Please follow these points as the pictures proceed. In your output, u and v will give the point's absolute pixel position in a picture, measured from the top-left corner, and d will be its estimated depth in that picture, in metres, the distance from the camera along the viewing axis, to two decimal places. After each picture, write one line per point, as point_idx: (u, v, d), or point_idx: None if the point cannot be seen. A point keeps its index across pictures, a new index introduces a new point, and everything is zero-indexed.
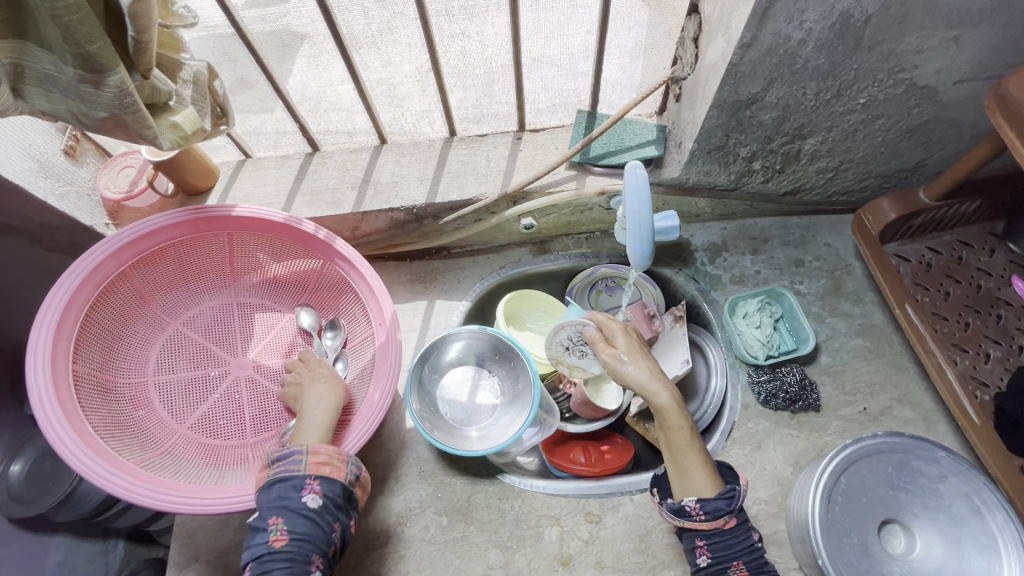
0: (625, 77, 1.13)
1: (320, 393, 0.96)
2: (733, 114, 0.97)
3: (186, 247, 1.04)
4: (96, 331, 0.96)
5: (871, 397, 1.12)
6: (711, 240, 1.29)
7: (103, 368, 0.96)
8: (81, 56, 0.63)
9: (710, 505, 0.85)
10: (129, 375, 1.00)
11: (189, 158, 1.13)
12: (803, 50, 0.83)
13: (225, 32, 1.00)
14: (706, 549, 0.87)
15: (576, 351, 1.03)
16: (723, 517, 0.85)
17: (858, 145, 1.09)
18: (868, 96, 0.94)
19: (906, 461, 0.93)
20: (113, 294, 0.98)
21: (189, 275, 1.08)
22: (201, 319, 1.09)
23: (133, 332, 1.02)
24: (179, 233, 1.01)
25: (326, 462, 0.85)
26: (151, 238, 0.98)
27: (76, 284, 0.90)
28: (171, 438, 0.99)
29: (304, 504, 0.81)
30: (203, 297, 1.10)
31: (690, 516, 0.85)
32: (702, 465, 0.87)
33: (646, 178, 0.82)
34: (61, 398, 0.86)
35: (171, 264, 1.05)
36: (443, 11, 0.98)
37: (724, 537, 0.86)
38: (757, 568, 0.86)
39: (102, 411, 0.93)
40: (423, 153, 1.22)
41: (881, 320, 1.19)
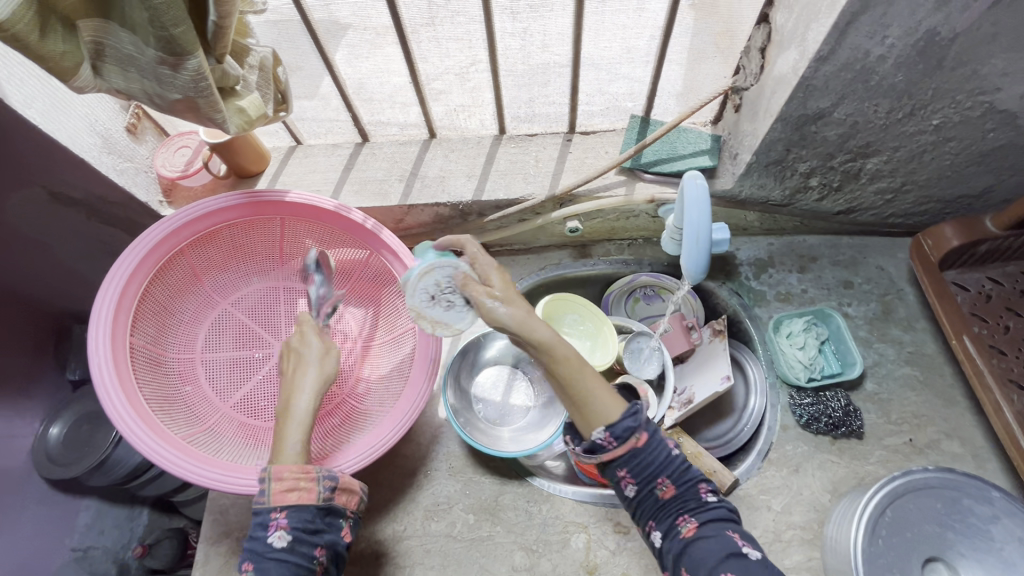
0: (684, 84, 1.11)
1: (307, 386, 0.88)
2: (797, 128, 0.94)
3: (241, 230, 1.06)
4: (153, 306, 0.99)
5: (917, 429, 1.08)
6: (758, 254, 1.26)
7: (155, 342, 0.99)
8: (164, 38, 0.65)
9: (619, 429, 0.78)
10: (180, 351, 1.03)
11: (244, 141, 1.15)
12: (881, 66, 0.80)
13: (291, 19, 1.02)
14: (630, 478, 0.80)
15: (441, 301, 0.92)
16: (637, 435, 0.79)
17: (923, 168, 1.05)
18: (942, 118, 0.91)
19: (956, 498, 0.89)
20: (170, 272, 1.00)
21: (240, 257, 1.10)
22: (249, 300, 1.11)
23: (185, 309, 1.05)
24: (235, 216, 1.03)
25: (290, 489, 0.79)
26: (208, 219, 1.00)
27: (138, 259, 0.93)
28: (214, 415, 1.01)
29: (271, 545, 0.76)
30: (252, 279, 1.12)
31: (605, 449, 0.79)
32: (603, 391, 0.80)
33: (706, 189, 0.82)
34: (119, 370, 0.89)
35: (225, 246, 1.07)
36: (507, 9, 0.98)
37: (640, 458, 0.80)
38: (681, 479, 0.81)
39: (153, 383, 0.96)
40: (471, 150, 1.22)
41: (932, 349, 1.15)
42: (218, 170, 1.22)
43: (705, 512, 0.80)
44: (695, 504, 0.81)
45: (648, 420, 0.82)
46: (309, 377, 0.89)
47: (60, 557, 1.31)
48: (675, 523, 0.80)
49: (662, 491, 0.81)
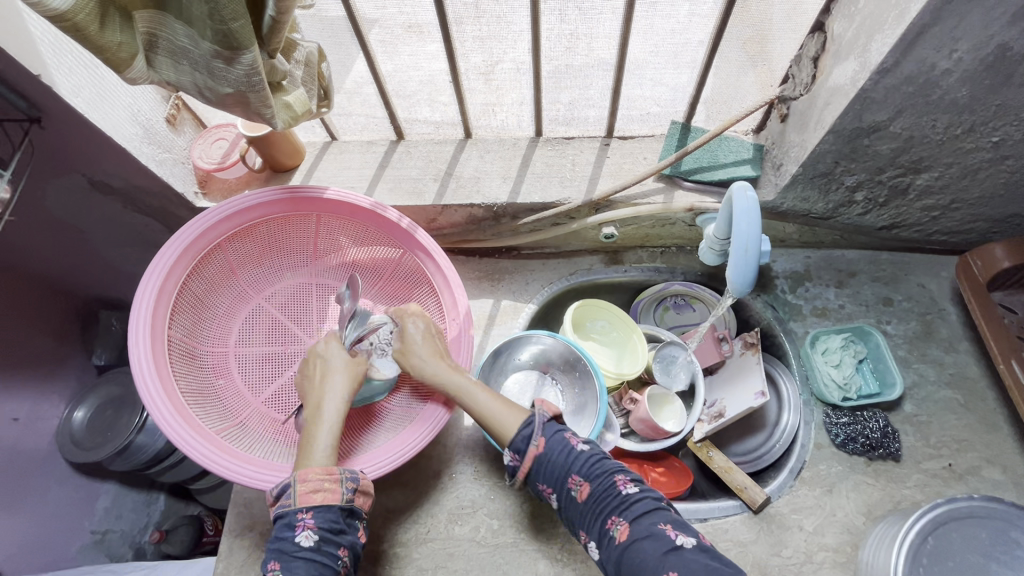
0: (729, 91, 1.09)
1: (336, 386, 0.89)
2: (849, 141, 0.91)
3: (277, 225, 1.06)
4: (190, 299, 0.99)
5: (957, 453, 1.05)
6: (794, 267, 1.23)
7: (190, 334, 0.99)
8: (222, 32, 0.64)
9: (516, 444, 0.84)
10: (213, 344, 1.04)
11: (281, 135, 1.14)
12: (946, 80, 0.77)
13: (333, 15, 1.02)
14: (550, 489, 0.83)
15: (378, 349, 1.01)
16: (534, 442, 0.83)
17: (976, 185, 1.01)
18: (1002, 135, 0.88)
19: (1003, 529, 0.86)
20: (207, 265, 1.01)
21: (275, 252, 1.10)
22: (282, 295, 1.11)
23: (220, 303, 1.05)
24: (272, 211, 1.03)
25: (315, 489, 0.76)
26: (246, 214, 1.01)
27: (178, 252, 0.94)
28: (245, 410, 1.01)
29: (297, 544, 0.73)
30: (285, 274, 1.12)
31: (517, 466, 0.85)
32: (505, 411, 0.88)
33: (755, 202, 0.80)
34: (157, 362, 0.89)
35: (261, 241, 1.07)
36: (556, 10, 0.97)
37: (547, 464, 0.83)
38: (595, 473, 0.80)
39: (188, 376, 0.97)
40: (508, 151, 1.21)
41: (975, 372, 1.11)
42: (253, 162, 1.22)
43: (626, 505, 0.76)
44: (613, 499, 0.77)
45: (547, 426, 0.86)
46: (337, 380, 0.90)
47: (80, 540, 1.32)
48: (606, 525, 0.76)
49: (579, 493, 0.79)
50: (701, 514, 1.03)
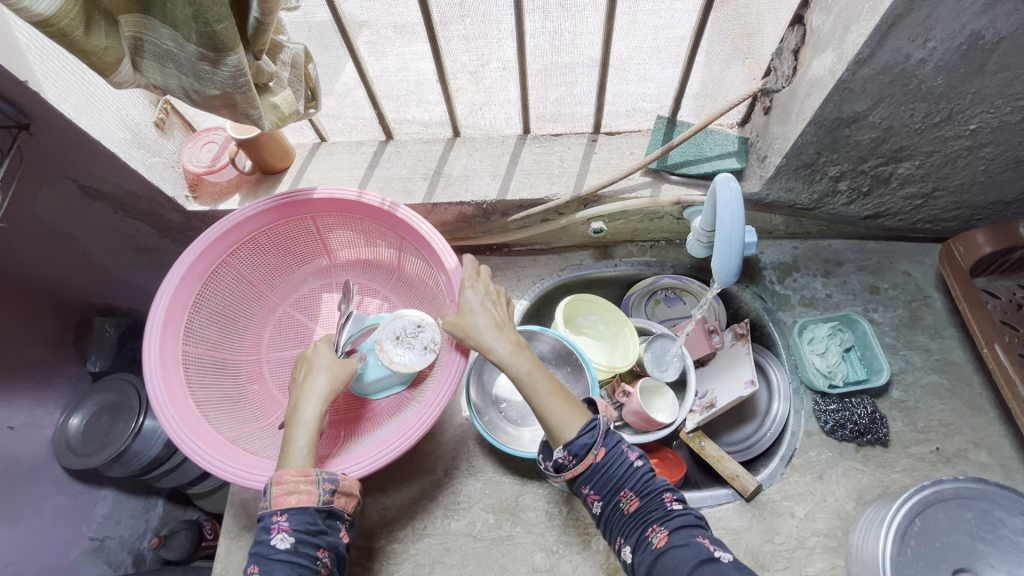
0: (713, 85, 1.10)
1: (320, 386, 0.88)
2: (830, 132, 0.93)
3: (279, 232, 1.08)
4: (210, 314, 1.03)
5: (944, 437, 1.07)
6: (782, 259, 1.25)
7: (217, 347, 1.04)
8: (206, 35, 0.65)
9: (576, 446, 0.81)
10: (244, 352, 1.08)
11: (270, 137, 1.15)
12: (921, 70, 0.79)
13: (322, 18, 1.05)
14: (595, 494, 0.81)
15: (405, 341, 1.01)
16: (592, 451, 0.80)
17: (956, 173, 1.03)
18: (979, 123, 0.89)
19: (988, 510, 0.88)
20: (221, 280, 1.04)
21: (290, 259, 1.12)
22: (303, 297, 1.15)
23: (244, 313, 1.09)
24: (268, 219, 1.04)
25: (291, 492, 0.76)
26: (243, 228, 1.02)
27: (186, 268, 0.97)
28: (278, 411, 1.05)
29: (274, 546, 0.74)
30: (304, 276, 1.16)
31: (567, 467, 0.81)
32: (566, 402, 0.85)
33: (739, 193, 0.81)
34: (170, 375, 0.93)
35: (270, 249, 1.09)
36: (539, 9, 0.98)
37: (599, 471, 0.81)
38: (645, 488, 0.79)
39: (221, 386, 1.02)
40: (496, 149, 1.21)
41: (960, 357, 1.13)
42: (244, 165, 1.22)
43: (674, 521, 0.76)
44: (661, 514, 0.77)
45: (608, 435, 0.83)
46: (321, 380, 0.89)
47: (79, 546, 1.32)
48: (645, 535, 0.77)
49: (627, 504, 0.79)
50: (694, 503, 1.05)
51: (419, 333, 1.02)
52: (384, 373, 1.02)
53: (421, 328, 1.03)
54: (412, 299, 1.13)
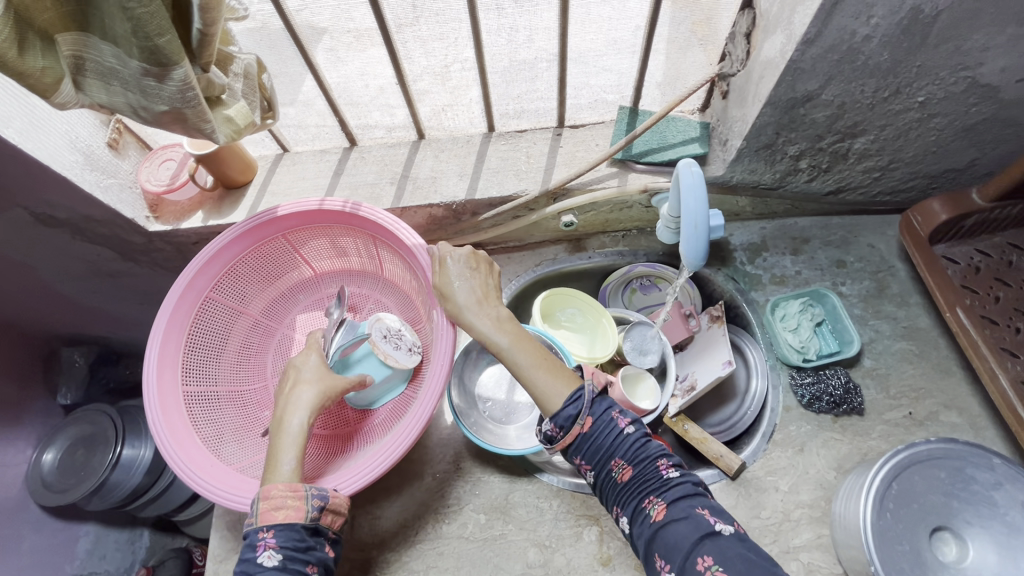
0: (671, 73, 1.11)
1: (305, 396, 0.85)
2: (786, 112, 0.95)
3: (257, 256, 1.04)
4: (203, 350, 1.00)
5: (916, 401, 1.10)
6: (751, 239, 1.27)
7: (220, 381, 1.01)
8: (148, 49, 0.63)
9: (559, 417, 0.82)
10: (252, 380, 1.06)
11: (228, 150, 1.13)
12: (867, 46, 0.81)
13: (273, 26, 1.00)
14: (587, 464, 0.83)
15: (393, 341, 0.96)
16: (578, 421, 0.81)
17: (910, 145, 1.06)
18: (926, 95, 0.92)
19: (960, 468, 0.91)
20: (208, 315, 1.01)
21: (275, 279, 1.09)
22: (299, 315, 1.13)
23: (240, 342, 1.06)
24: (241, 246, 1.01)
25: (279, 507, 0.74)
26: (217, 260, 0.99)
27: (172, 307, 0.95)
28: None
29: (261, 565, 0.71)
30: (294, 294, 1.13)
31: (556, 439, 0.83)
32: (549, 374, 0.85)
33: (701, 177, 0.82)
34: (171, 417, 0.90)
35: (253, 274, 1.06)
36: (493, 7, 0.98)
37: (589, 442, 0.82)
38: (638, 457, 0.80)
39: (234, 419, 1.00)
40: (462, 149, 1.21)
41: (926, 323, 1.17)
42: (205, 181, 1.20)
43: (671, 492, 0.78)
44: (657, 484, 0.78)
45: (594, 404, 0.83)
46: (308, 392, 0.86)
47: None
48: (642, 507, 0.78)
49: (620, 473, 0.80)
50: None
51: (404, 333, 0.98)
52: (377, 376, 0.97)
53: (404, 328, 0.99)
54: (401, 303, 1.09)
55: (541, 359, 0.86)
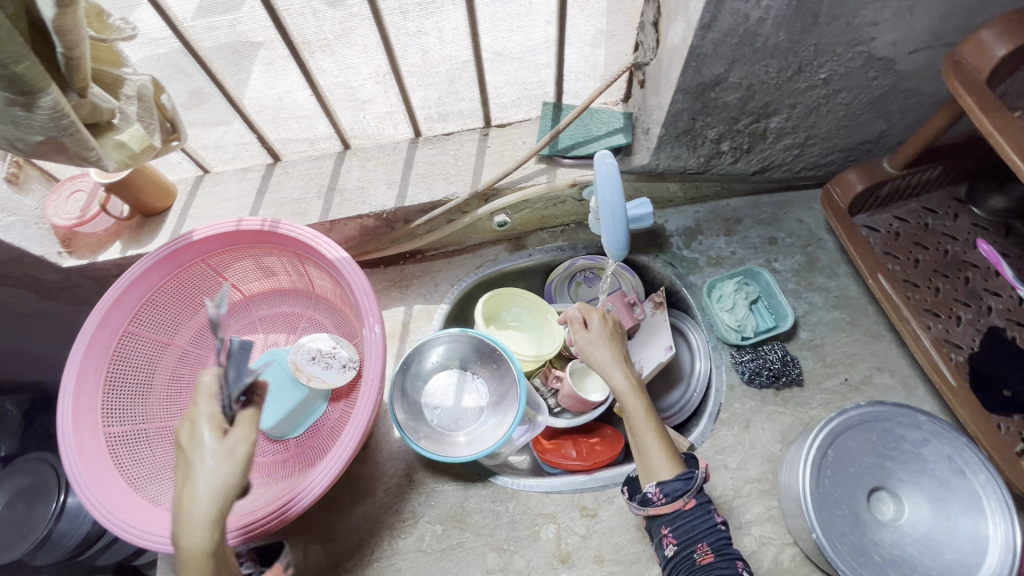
0: (589, 65, 1.11)
1: (215, 467, 0.64)
2: (698, 97, 0.96)
3: (178, 285, 1.00)
4: (126, 387, 0.95)
5: (850, 367, 1.14)
6: (686, 224, 1.29)
7: (148, 417, 0.97)
8: (7, 78, 0.60)
9: (669, 486, 0.86)
10: (183, 414, 1.01)
11: (140, 177, 1.08)
12: (762, 28, 0.83)
13: (173, 45, 0.94)
14: (672, 537, 0.85)
15: (321, 361, 0.97)
16: (683, 498, 0.85)
17: (822, 120, 1.09)
18: (828, 71, 0.95)
19: (890, 429, 0.94)
20: (129, 350, 0.96)
21: (202, 307, 1.05)
22: (231, 340, 1.08)
23: (168, 374, 1.02)
24: (158, 276, 0.97)
25: (240, 575, 0.74)
26: (133, 292, 0.95)
27: (84, 347, 0.90)
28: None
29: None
30: (224, 319, 1.08)
31: (652, 503, 0.87)
32: (663, 446, 0.91)
33: (616, 167, 0.82)
34: (89, 461, 0.86)
35: (177, 303, 1.01)
36: (398, 9, 0.94)
37: (685, 520, 0.85)
38: (722, 548, 0.84)
39: (166, 455, 0.95)
40: (388, 156, 1.19)
41: (856, 291, 1.20)
42: (120, 211, 1.14)
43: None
44: (730, 573, 0.82)
45: (700, 492, 0.87)
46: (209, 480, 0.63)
47: None
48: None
49: (701, 557, 0.83)
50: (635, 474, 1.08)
51: (336, 352, 0.99)
52: (301, 395, 0.97)
53: (337, 348, 0.99)
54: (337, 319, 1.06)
55: (659, 429, 0.93)
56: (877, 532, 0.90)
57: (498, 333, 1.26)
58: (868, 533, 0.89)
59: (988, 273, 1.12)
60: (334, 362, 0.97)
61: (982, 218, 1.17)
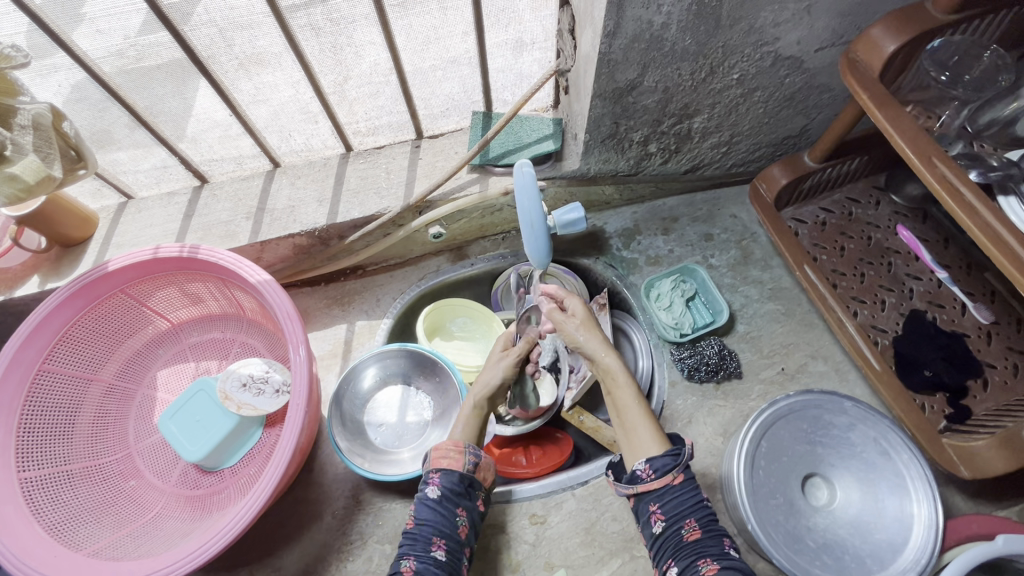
0: (515, 74, 1.12)
1: (499, 371, 1.02)
2: (617, 101, 0.98)
3: (97, 319, 0.97)
4: (44, 429, 0.91)
5: (787, 356, 1.15)
6: (624, 225, 1.30)
7: (70, 458, 0.93)
8: None
9: (658, 461, 0.84)
10: (110, 452, 0.97)
11: (55, 207, 1.04)
12: (667, 33, 0.85)
13: (80, 76, 0.90)
14: (660, 513, 0.83)
15: (253, 388, 0.96)
16: (673, 473, 0.83)
17: (743, 118, 1.12)
18: (741, 71, 0.98)
19: (819, 416, 0.97)
20: (47, 389, 0.92)
21: (126, 339, 1.02)
22: (160, 371, 1.05)
23: (92, 411, 0.98)
24: (73, 311, 0.93)
25: (443, 455, 0.89)
26: (47, 328, 0.91)
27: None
28: (160, 499, 0.95)
29: (426, 495, 0.86)
30: (152, 349, 1.05)
31: (641, 480, 0.85)
32: (650, 422, 0.89)
33: (533, 176, 0.80)
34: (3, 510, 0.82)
35: (97, 338, 0.98)
36: (308, 26, 0.91)
37: (673, 496, 0.83)
38: (709, 525, 0.82)
39: (90, 496, 0.91)
40: (319, 173, 1.18)
41: (789, 282, 1.22)
42: (37, 243, 1.10)
43: (728, 561, 0.78)
44: (718, 552, 0.79)
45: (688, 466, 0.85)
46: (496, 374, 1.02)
47: None
48: (696, 562, 0.78)
49: (689, 533, 0.81)
50: (583, 477, 1.07)
51: (268, 377, 0.98)
52: (230, 425, 0.95)
53: (269, 372, 0.98)
54: (269, 340, 1.05)
55: (645, 405, 0.91)
56: (812, 518, 0.92)
57: (444, 345, 1.26)
58: (802, 520, 0.91)
59: (908, 258, 1.17)
60: (267, 388, 0.96)
61: (901, 206, 1.23)
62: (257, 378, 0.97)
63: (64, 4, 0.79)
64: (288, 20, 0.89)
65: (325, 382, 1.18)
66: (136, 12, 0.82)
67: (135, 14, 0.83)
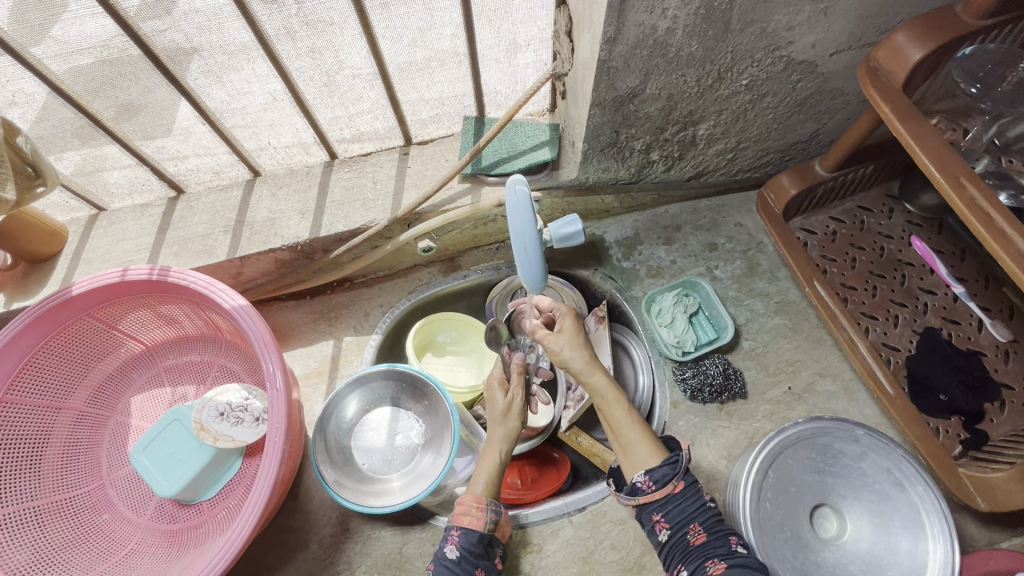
0: (508, 76, 1.04)
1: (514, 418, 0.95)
2: (617, 110, 0.92)
3: (64, 345, 0.92)
4: (8, 464, 0.86)
5: (794, 375, 1.08)
6: (624, 234, 1.23)
7: (39, 493, 0.89)
8: None
9: (657, 472, 0.80)
10: (81, 483, 0.94)
11: (19, 223, 0.98)
12: (673, 38, 0.80)
13: (44, 97, 0.84)
14: (665, 522, 0.79)
15: (232, 417, 0.94)
16: (673, 482, 0.79)
17: (752, 124, 1.05)
18: (750, 77, 0.92)
19: (828, 443, 0.92)
20: (12, 422, 0.87)
21: (95, 364, 0.98)
22: (135, 396, 1.02)
23: (62, 441, 0.94)
24: (38, 338, 0.89)
25: (464, 513, 0.84)
26: (9, 358, 0.86)
27: None
28: (136, 534, 0.92)
29: (443, 554, 0.80)
30: (125, 374, 1.02)
31: (642, 492, 0.80)
32: (644, 435, 0.84)
33: (528, 194, 0.70)
34: None
35: (65, 365, 0.94)
36: (283, 31, 0.84)
37: (676, 503, 0.79)
38: (714, 526, 0.79)
39: (59, 533, 0.88)
40: (302, 183, 1.12)
41: (797, 295, 1.15)
42: (3, 259, 1.06)
43: (736, 559, 0.75)
44: (726, 551, 0.76)
45: (687, 470, 0.82)
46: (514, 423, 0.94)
47: None
48: (705, 565, 0.75)
49: (695, 537, 0.78)
50: (583, 502, 1.01)
51: (248, 405, 0.95)
52: (206, 455, 0.92)
53: (249, 399, 0.96)
54: (250, 361, 1.02)
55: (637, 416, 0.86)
56: (821, 553, 0.87)
57: (436, 361, 1.21)
58: (811, 554, 0.87)
59: (923, 271, 1.11)
60: (247, 417, 0.94)
61: (915, 215, 1.17)
62: (239, 408, 0.95)
63: (13, 11, 0.72)
64: (261, 23, 0.81)
65: (311, 402, 1.12)
66: (94, 17, 0.75)
67: (95, 24, 0.76)
